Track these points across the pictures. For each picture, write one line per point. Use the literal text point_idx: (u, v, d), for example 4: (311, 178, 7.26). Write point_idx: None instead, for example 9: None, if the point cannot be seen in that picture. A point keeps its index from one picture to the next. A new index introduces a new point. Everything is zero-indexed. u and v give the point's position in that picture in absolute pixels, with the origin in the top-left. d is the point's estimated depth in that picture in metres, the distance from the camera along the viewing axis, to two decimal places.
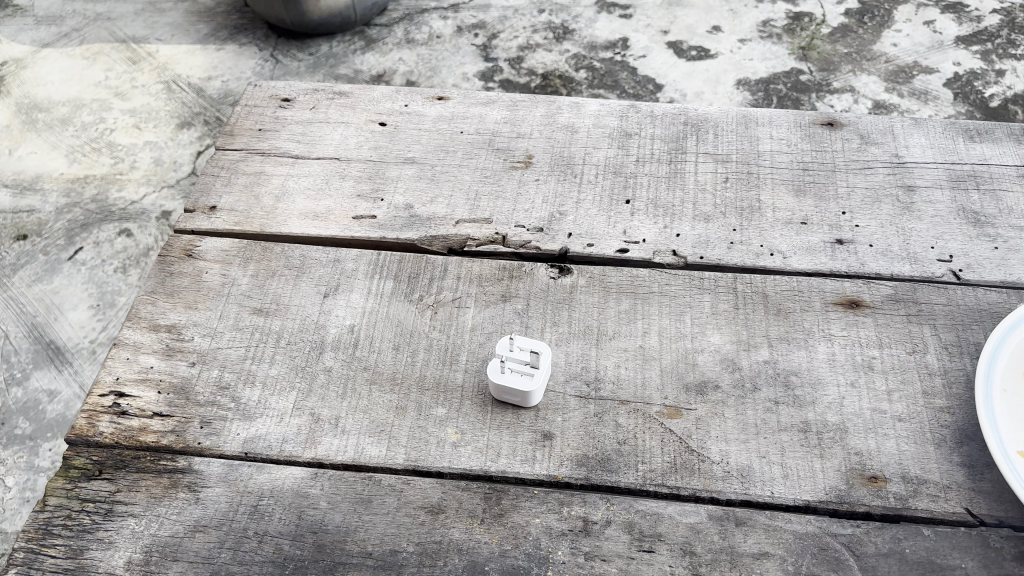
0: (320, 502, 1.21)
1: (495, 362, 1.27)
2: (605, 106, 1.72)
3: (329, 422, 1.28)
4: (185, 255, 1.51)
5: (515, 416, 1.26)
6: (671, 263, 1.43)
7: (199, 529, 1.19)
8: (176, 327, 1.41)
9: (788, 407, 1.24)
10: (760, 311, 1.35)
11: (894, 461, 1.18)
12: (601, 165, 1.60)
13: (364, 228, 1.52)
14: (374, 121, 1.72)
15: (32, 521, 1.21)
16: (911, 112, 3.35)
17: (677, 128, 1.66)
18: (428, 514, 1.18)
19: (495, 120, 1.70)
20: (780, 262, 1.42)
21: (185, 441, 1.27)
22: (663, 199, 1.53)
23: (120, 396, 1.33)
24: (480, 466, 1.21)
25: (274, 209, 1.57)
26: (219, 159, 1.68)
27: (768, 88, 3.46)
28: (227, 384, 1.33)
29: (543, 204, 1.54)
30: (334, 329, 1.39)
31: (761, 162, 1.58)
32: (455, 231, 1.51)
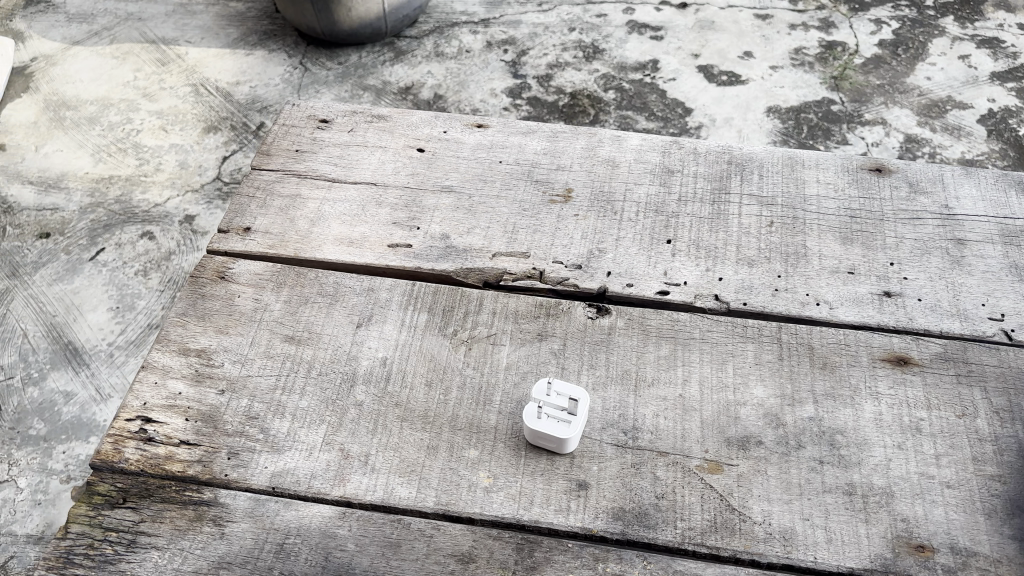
0: (348, 544, 1.18)
1: (533, 406, 1.24)
2: (647, 140, 1.69)
3: (358, 459, 1.25)
4: (217, 277, 1.49)
5: (550, 462, 1.23)
6: (714, 308, 1.40)
7: (223, 566, 1.16)
8: (206, 352, 1.38)
9: (832, 468, 1.21)
10: (804, 364, 1.32)
11: (942, 530, 1.14)
12: (642, 202, 1.56)
13: (400, 258, 1.50)
14: (412, 147, 1.70)
15: (53, 549, 1.19)
16: (943, 149, 3.30)
17: (722, 167, 1.63)
18: (459, 562, 1.15)
19: (534, 151, 1.67)
20: (826, 313, 1.38)
21: (211, 473, 1.25)
22: (707, 241, 1.50)
23: (146, 422, 1.31)
24: (512, 514, 1.18)
25: (309, 233, 1.55)
26: (254, 180, 1.66)
27: (798, 118, 3.42)
28: (256, 414, 1.31)
29: (582, 240, 1.51)
30: (366, 362, 1.36)
31: (807, 206, 1.55)
32: (491, 265, 1.48)
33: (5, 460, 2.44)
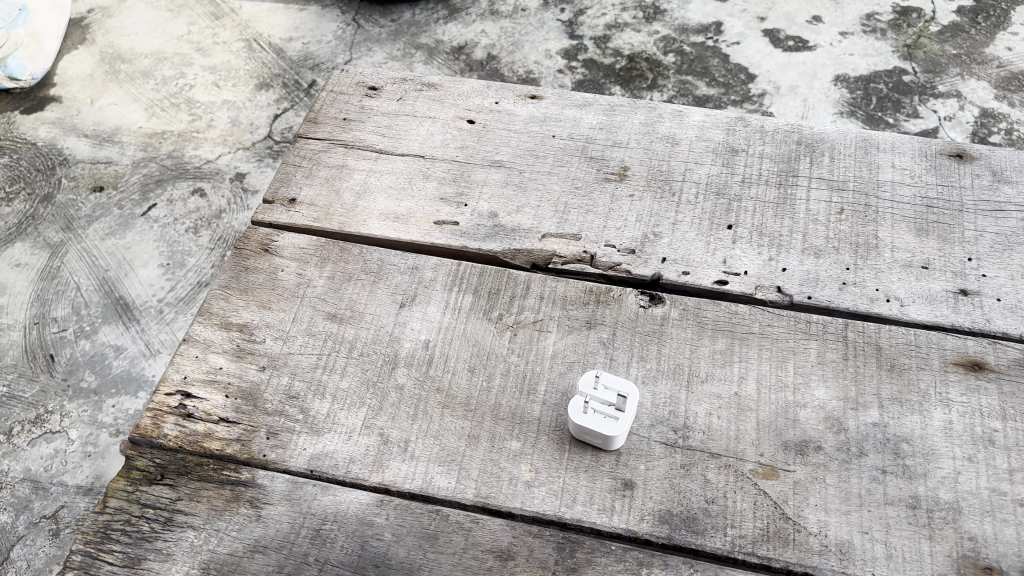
0: (385, 533, 1.15)
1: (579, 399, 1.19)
2: (710, 116, 1.60)
3: (398, 445, 1.21)
4: (261, 250, 1.46)
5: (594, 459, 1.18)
6: (775, 301, 1.33)
7: (259, 549, 1.14)
8: (248, 327, 1.36)
9: (896, 479, 1.14)
10: (870, 365, 1.24)
11: (1012, 552, 1.07)
12: (703, 183, 1.48)
13: (447, 235, 1.45)
14: (463, 117, 1.64)
15: (92, 523, 1.19)
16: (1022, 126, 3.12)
17: (790, 147, 1.53)
18: (497, 559, 1.11)
19: (590, 125, 1.60)
20: (897, 311, 1.31)
21: (249, 453, 1.23)
22: (770, 227, 1.41)
23: (186, 397, 1.29)
24: (554, 512, 1.14)
25: (354, 207, 1.51)
26: (301, 148, 1.62)
27: (868, 88, 3.25)
28: (296, 393, 1.28)
29: (636, 222, 1.44)
30: (408, 344, 1.32)
31: (881, 193, 1.46)
32: (541, 246, 1.42)
33: (57, 412, 2.48)
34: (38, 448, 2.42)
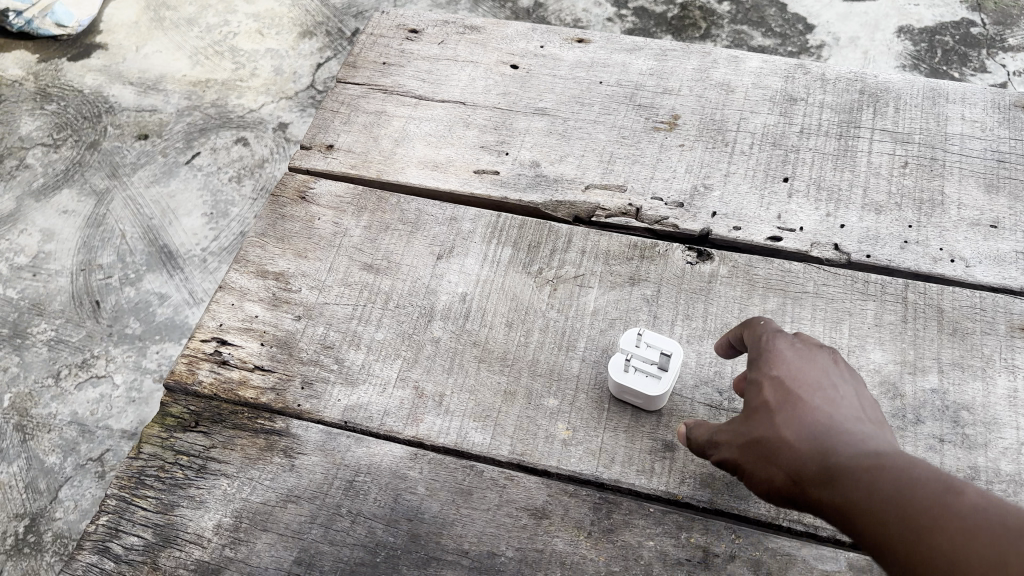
0: (418, 487, 1.13)
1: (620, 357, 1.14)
2: (768, 63, 1.52)
3: (433, 398, 1.19)
4: (297, 197, 1.43)
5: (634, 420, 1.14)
6: (832, 260, 1.26)
7: (292, 499, 1.13)
8: (284, 276, 1.33)
9: (954, 448, 1.08)
10: (931, 328, 1.18)
11: None
12: (758, 133, 1.41)
13: (487, 185, 1.41)
14: (506, 62, 1.58)
15: (126, 468, 1.18)
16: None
17: (852, 97, 1.45)
18: (532, 517, 1.08)
19: (640, 71, 1.52)
20: (961, 272, 1.23)
21: (284, 402, 1.21)
22: (828, 181, 1.34)
23: (221, 344, 1.28)
24: (591, 472, 1.10)
25: (392, 154, 1.47)
26: (339, 94, 1.58)
27: (932, 40, 3.09)
28: (331, 344, 1.25)
29: (685, 174, 1.37)
30: (445, 297, 1.28)
31: (949, 146, 1.37)
32: (584, 198, 1.37)
33: (102, 357, 2.50)
34: (85, 392, 2.45)
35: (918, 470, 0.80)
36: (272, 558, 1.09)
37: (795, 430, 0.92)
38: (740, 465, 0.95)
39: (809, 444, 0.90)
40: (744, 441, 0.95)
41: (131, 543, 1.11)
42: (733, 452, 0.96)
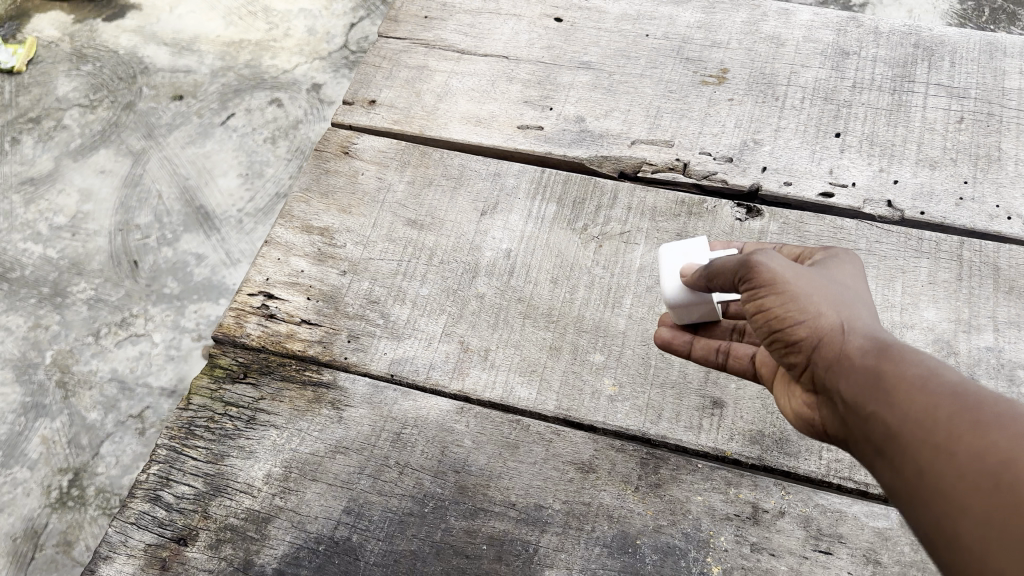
0: (465, 440, 1.13)
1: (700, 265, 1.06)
2: (819, 15, 1.48)
3: (479, 353, 1.19)
4: (341, 152, 1.43)
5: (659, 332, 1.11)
6: (885, 217, 1.23)
7: (340, 450, 1.14)
8: (329, 231, 1.33)
9: None
10: (988, 287, 1.16)
11: None
12: (809, 87, 1.38)
13: (530, 140, 1.39)
14: (550, 16, 1.56)
15: (176, 419, 1.20)
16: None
17: (907, 51, 1.41)
18: (579, 471, 1.09)
19: (687, 25, 1.49)
20: (1019, 230, 1.21)
21: (331, 355, 1.22)
22: (882, 136, 1.31)
23: (268, 298, 1.29)
24: (638, 427, 1.11)
25: (435, 110, 1.46)
26: (381, 48, 1.56)
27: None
28: (377, 298, 1.25)
29: (735, 129, 1.35)
30: (489, 253, 1.28)
31: (1006, 102, 1.34)
32: (630, 153, 1.35)
33: (141, 316, 2.44)
34: (124, 350, 2.39)
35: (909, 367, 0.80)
36: (322, 508, 1.10)
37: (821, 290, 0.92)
38: (765, 310, 0.93)
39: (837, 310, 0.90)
40: (775, 283, 0.91)
41: (182, 492, 1.13)
42: (766, 295, 0.93)
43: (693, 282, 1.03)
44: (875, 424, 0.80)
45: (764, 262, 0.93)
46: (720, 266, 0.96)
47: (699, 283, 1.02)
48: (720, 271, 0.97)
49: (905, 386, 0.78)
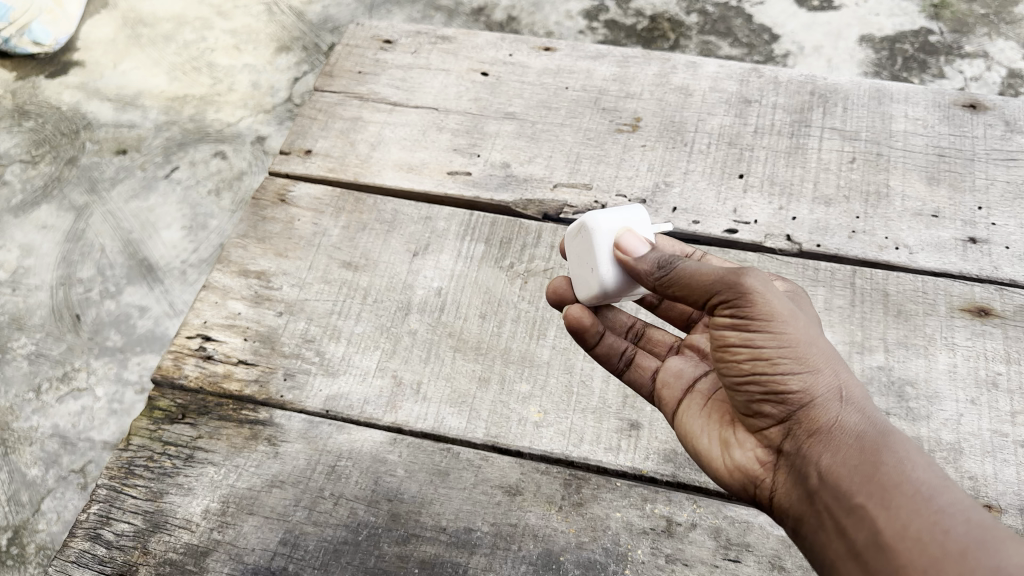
0: (398, 469, 1.18)
1: (639, 239, 1.09)
2: (724, 68, 1.60)
3: (411, 386, 1.25)
4: (278, 200, 1.49)
5: (570, 310, 1.16)
6: (785, 250, 1.34)
7: (276, 484, 1.18)
8: (266, 275, 1.39)
9: (898, 420, 1.16)
10: (878, 311, 1.26)
11: (1012, 490, 1.09)
12: (715, 133, 1.49)
13: (459, 185, 1.48)
14: (476, 70, 1.66)
15: (116, 459, 1.23)
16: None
17: (803, 98, 1.54)
18: (505, 494, 1.15)
19: (604, 77, 1.61)
20: (906, 259, 1.32)
21: (268, 393, 1.26)
22: (781, 176, 1.42)
23: (206, 340, 1.33)
24: (561, 450, 1.17)
25: (368, 158, 1.53)
26: (317, 102, 1.64)
27: (893, 49, 2.46)
28: (313, 337, 1.31)
29: (647, 172, 1.45)
30: (421, 291, 1.35)
31: (893, 143, 1.47)
32: (552, 196, 1.44)
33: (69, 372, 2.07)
34: (63, 407, 2.04)
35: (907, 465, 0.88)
36: (259, 539, 1.14)
37: (813, 347, 1.01)
38: (754, 345, 1.01)
39: (823, 371, 0.99)
40: (773, 320, 1.00)
41: (122, 529, 1.16)
42: (759, 329, 1.01)
43: (646, 271, 1.07)
44: (858, 509, 0.88)
45: (759, 291, 1.01)
46: (701, 279, 1.04)
47: (653, 277, 1.06)
48: (697, 283, 1.04)
49: (904, 487, 0.86)
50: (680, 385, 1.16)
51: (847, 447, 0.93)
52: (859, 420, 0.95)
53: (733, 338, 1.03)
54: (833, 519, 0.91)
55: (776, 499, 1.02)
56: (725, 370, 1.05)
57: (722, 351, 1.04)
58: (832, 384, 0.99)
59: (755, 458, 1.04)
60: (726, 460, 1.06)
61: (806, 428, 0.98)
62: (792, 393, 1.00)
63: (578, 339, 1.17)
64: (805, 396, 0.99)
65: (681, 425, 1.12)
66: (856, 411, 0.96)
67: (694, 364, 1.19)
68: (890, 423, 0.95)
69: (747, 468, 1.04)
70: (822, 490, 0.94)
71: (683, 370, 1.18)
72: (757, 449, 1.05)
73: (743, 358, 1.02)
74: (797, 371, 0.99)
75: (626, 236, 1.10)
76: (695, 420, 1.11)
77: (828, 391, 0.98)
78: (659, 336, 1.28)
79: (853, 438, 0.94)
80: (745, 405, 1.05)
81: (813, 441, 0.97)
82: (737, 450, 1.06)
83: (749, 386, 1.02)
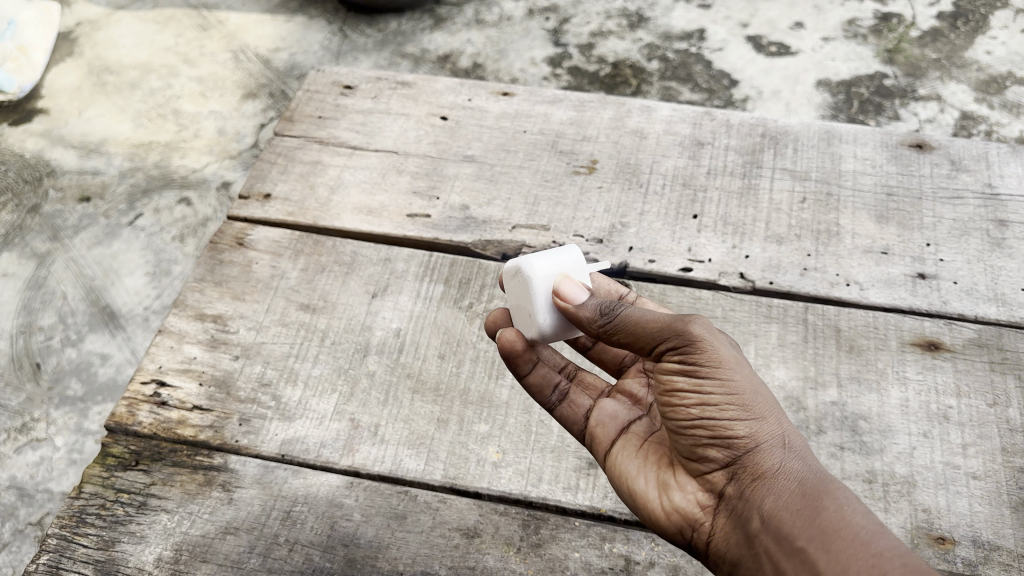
0: (354, 514, 1.17)
1: (577, 285, 1.12)
2: (677, 112, 1.65)
3: (368, 429, 1.24)
4: (235, 244, 1.49)
5: (505, 335, 1.15)
6: (738, 287, 1.36)
7: (230, 531, 1.16)
8: (222, 318, 1.38)
9: (853, 454, 1.17)
10: (831, 346, 1.28)
11: (964, 522, 1.10)
12: (669, 175, 1.52)
13: (418, 228, 1.48)
14: (436, 114, 1.68)
15: (67, 507, 1.20)
16: (1007, 130, 2.42)
17: (754, 140, 1.58)
18: (463, 536, 1.14)
19: (561, 121, 1.64)
20: (856, 295, 1.35)
21: (223, 438, 1.25)
22: (734, 217, 1.45)
23: (160, 385, 1.32)
24: (519, 491, 1.17)
25: (327, 201, 1.54)
26: (276, 146, 1.65)
27: (850, 92, 2.53)
28: (269, 381, 1.30)
29: (604, 213, 1.47)
30: (379, 333, 1.35)
31: (843, 183, 1.50)
32: (511, 237, 1.46)
33: (33, 421, 1.93)
34: (21, 459, 1.87)
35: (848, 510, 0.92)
36: None
37: (758, 394, 1.03)
38: (702, 391, 1.02)
39: (768, 419, 1.02)
40: (720, 368, 1.02)
41: None
42: (706, 376, 1.02)
43: (588, 318, 1.10)
44: (801, 556, 0.91)
45: (707, 339, 1.03)
46: (647, 324, 1.06)
47: (596, 324, 1.09)
48: (643, 328, 1.06)
49: (846, 533, 0.90)
50: (614, 426, 1.16)
51: (788, 492, 0.96)
52: (801, 467, 0.98)
53: (681, 383, 1.04)
54: (775, 563, 0.94)
55: (714, 543, 1.02)
56: (669, 414, 1.06)
57: (668, 395, 1.05)
58: (776, 431, 1.01)
59: (697, 501, 1.04)
60: (665, 502, 1.05)
61: (750, 472, 1.00)
62: (737, 439, 1.01)
63: (511, 366, 1.17)
64: (751, 442, 1.00)
65: (614, 465, 1.11)
66: (798, 458, 0.99)
67: (626, 407, 1.19)
68: (829, 470, 0.98)
69: (687, 511, 1.04)
70: (763, 534, 0.96)
71: (617, 413, 1.18)
72: (698, 492, 1.05)
73: (690, 403, 1.02)
74: (743, 418, 1.01)
75: (565, 282, 1.12)
76: (630, 463, 1.11)
77: (773, 438, 1.00)
78: (591, 379, 1.26)
79: (794, 484, 0.97)
80: (689, 449, 1.05)
81: (756, 485, 0.99)
82: (677, 493, 1.05)
83: (695, 431, 1.02)
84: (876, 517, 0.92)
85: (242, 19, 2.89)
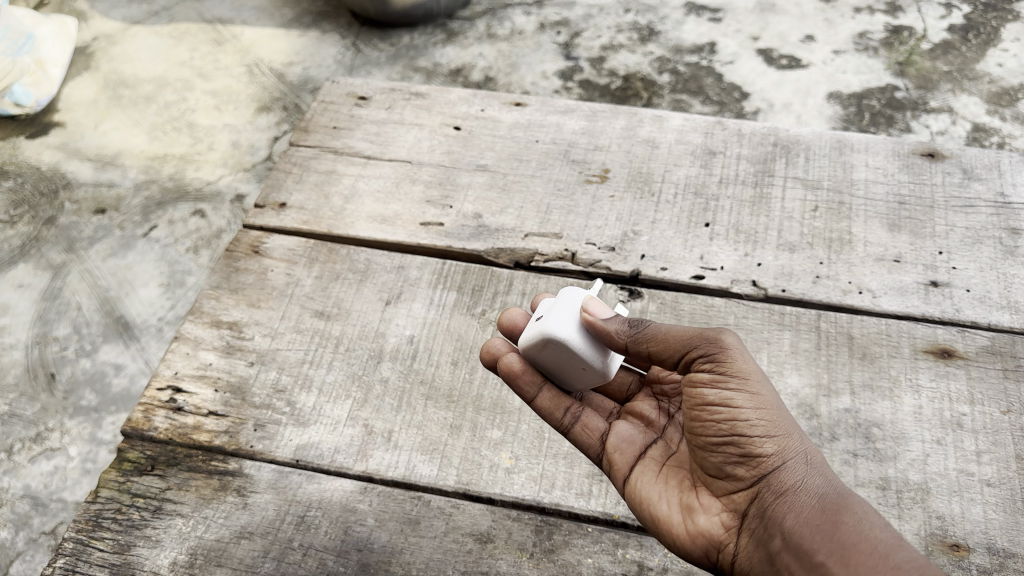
0: (368, 519, 1.17)
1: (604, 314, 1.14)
2: (689, 121, 1.66)
3: (382, 436, 1.24)
4: (251, 251, 1.50)
5: (507, 357, 1.19)
6: (751, 295, 1.37)
7: (244, 536, 1.16)
8: (238, 325, 1.40)
9: (867, 461, 1.17)
10: (843, 354, 1.28)
11: (979, 530, 1.10)
12: (681, 184, 1.53)
13: (431, 236, 1.49)
14: (448, 125, 1.70)
15: (83, 512, 1.21)
16: (1019, 142, 2.42)
17: (766, 149, 1.59)
18: (476, 542, 1.14)
19: (573, 130, 1.65)
20: (869, 302, 1.35)
21: (237, 444, 1.25)
22: (746, 225, 1.46)
23: (177, 392, 1.33)
24: (533, 497, 1.17)
25: (342, 210, 1.56)
26: (292, 156, 1.67)
27: (861, 105, 2.53)
28: (284, 387, 1.31)
29: (616, 222, 1.48)
30: (393, 339, 1.35)
31: (856, 192, 1.51)
32: (523, 245, 1.47)
33: (48, 433, 1.94)
34: (34, 469, 1.88)
35: (870, 525, 0.95)
36: None
37: (781, 411, 1.06)
38: (732, 405, 1.05)
39: (791, 436, 1.05)
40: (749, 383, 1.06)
41: None
42: (736, 391, 1.06)
43: (615, 330, 1.12)
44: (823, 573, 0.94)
45: (736, 353, 1.07)
46: (680, 334, 1.10)
47: (623, 335, 1.12)
48: (675, 338, 1.10)
49: (867, 548, 0.93)
50: (631, 451, 1.16)
51: (810, 509, 0.99)
52: (823, 483, 1.01)
53: (711, 397, 1.06)
54: None
55: (737, 563, 1.04)
56: (697, 429, 1.08)
57: (698, 409, 1.08)
58: (799, 448, 1.04)
59: (720, 522, 1.06)
60: (690, 525, 1.05)
61: (773, 490, 1.03)
62: (763, 456, 1.04)
63: (517, 391, 1.19)
64: (775, 458, 1.04)
65: (635, 490, 1.10)
66: (818, 474, 1.02)
67: (640, 430, 1.21)
68: (848, 486, 1.01)
69: (711, 533, 1.05)
70: (784, 551, 0.99)
71: (632, 438, 1.19)
72: (722, 513, 1.07)
73: (720, 418, 1.05)
74: (770, 434, 1.04)
75: (592, 318, 1.14)
76: (650, 488, 1.10)
77: (797, 455, 1.04)
78: (598, 401, 1.30)
79: (815, 500, 1.00)
80: (717, 468, 1.07)
81: (779, 502, 1.02)
82: (701, 515, 1.07)
83: (725, 447, 1.05)
84: (896, 531, 0.94)
85: (256, 33, 2.92)
